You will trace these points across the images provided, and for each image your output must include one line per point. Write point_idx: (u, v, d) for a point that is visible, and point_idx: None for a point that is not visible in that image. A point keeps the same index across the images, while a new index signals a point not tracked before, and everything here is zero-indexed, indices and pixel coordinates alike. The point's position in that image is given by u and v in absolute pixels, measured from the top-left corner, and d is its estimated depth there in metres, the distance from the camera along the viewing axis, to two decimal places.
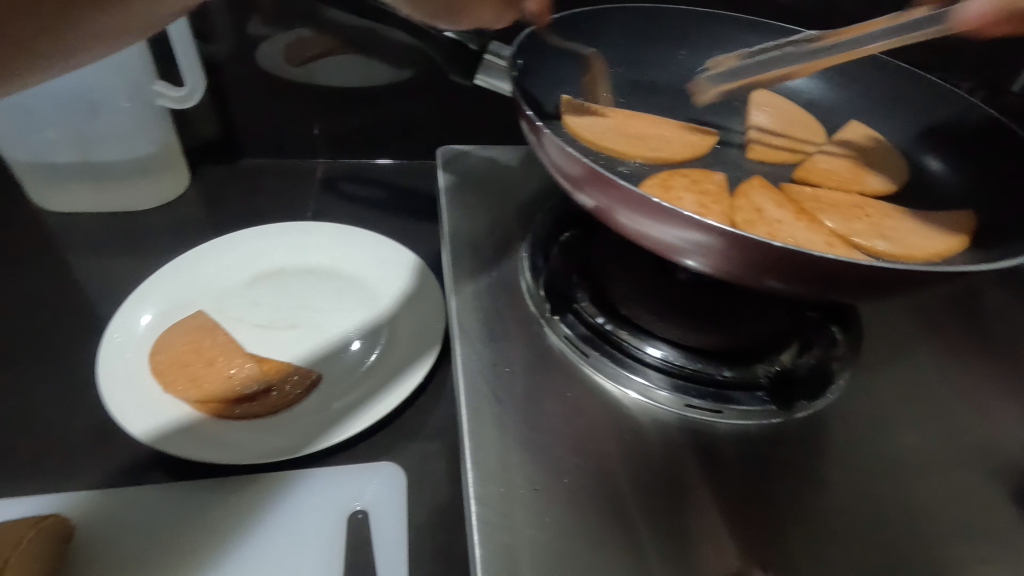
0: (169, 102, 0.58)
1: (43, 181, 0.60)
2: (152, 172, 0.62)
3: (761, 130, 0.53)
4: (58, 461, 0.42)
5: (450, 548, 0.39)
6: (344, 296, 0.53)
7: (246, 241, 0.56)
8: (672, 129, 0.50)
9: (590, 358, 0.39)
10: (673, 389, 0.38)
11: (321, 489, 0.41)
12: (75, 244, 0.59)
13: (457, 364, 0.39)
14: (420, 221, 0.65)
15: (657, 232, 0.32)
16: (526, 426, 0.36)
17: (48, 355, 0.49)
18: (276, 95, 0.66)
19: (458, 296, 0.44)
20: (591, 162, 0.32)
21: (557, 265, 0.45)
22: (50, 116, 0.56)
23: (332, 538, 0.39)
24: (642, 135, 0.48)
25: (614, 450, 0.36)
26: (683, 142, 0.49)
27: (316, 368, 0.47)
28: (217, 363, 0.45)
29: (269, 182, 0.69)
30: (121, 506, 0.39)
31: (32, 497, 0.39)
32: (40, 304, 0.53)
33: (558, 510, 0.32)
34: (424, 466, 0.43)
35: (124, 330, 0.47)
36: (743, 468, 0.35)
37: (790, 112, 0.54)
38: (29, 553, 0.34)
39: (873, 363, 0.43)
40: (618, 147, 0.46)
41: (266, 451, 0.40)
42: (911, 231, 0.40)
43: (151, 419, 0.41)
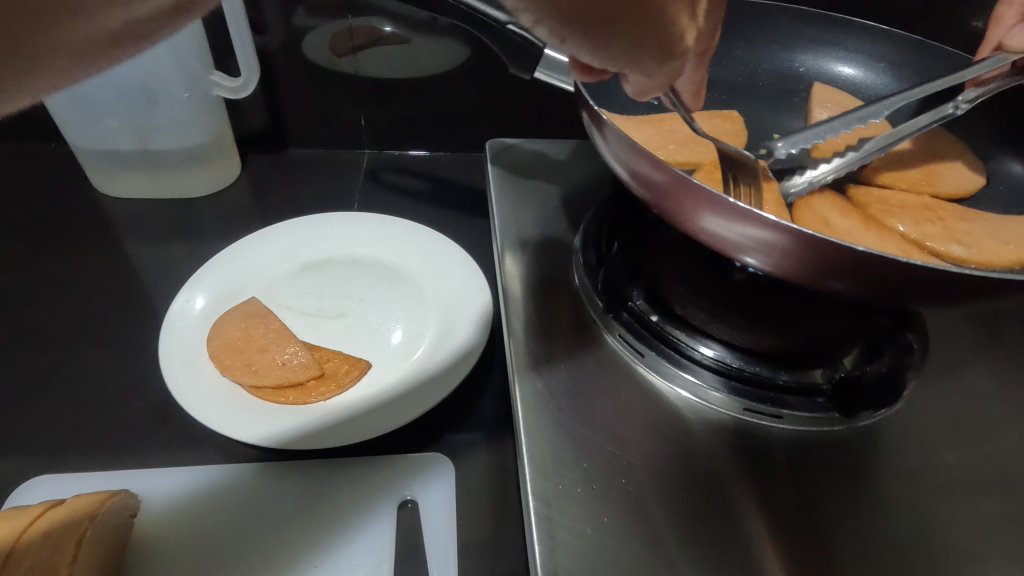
0: (225, 92, 0.60)
1: (105, 169, 0.62)
2: (206, 161, 0.63)
3: None
4: (123, 437, 0.43)
5: (498, 541, 0.39)
6: (391, 287, 0.53)
7: (296, 231, 0.57)
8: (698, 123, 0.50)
9: (645, 357, 0.39)
10: (728, 391, 0.37)
11: (371, 478, 0.42)
12: (134, 229, 0.61)
13: (511, 359, 0.39)
14: (464, 213, 0.65)
15: (723, 230, 0.31)
16: (580, 424, 0.36)
17: (109, 335, 0.50)
18: (326, 85, 0.66)
19: (509, 291, 0.44)
20: (659, 157, 0.31)
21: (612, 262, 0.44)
22: (113, 106, 0.57)
23: (382, 525, 0.40)
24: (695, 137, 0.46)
25: (668, 451, 0.35)
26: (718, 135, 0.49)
27: (365, 358, 0.47)
28: (270, 350, 0.46)
29: (316, 172, 0.70)
30: (183, 486, 0.41)
31: (101, 473, 0.41)
32: (102, 286, 0.55)
33: (612, 510, 0.32)
34: (471, 457, 0.43)
35: (182, 314, 0.48)
36: (800, 476, 0.35)
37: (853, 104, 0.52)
38: (101, 527, 0.36)
39: (936, 373, 0.42)
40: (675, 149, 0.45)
41: (318, 437, 0.40)
42: (987, 235, 0.38)
43: (209, 401, 0.42)
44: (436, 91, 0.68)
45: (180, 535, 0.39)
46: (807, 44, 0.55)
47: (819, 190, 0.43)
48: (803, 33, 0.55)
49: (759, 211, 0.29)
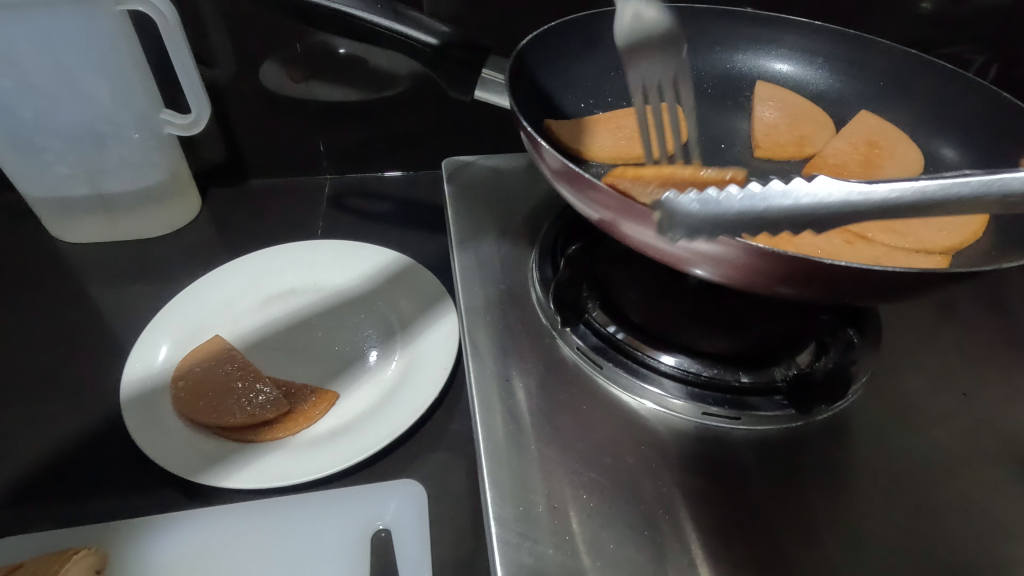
0: (176, 129, 0.58)
1: (57, 216, 0.61)
2: (162, 199, 0.62)
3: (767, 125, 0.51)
4: (86, 490, 0.42)
5: (473, 564, 0.38)
6: (355, 312, 0.53)
7: (258, 265, 0.57)
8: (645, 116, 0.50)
9: (604, 369, 0.39)
10: (689, 397, 0.37)
11: (342, 512, 0.41)
12: (93, 274, 0.60)
13: (473, 381, 0.39)
14: (428, 233, 0.65)
15: (663, 243, 0.32)
16: (543, 442, 0.36)
17: (71, 386, 0.49)
18: (281, 114, 0.66)
19: (469, 314, 0.44)
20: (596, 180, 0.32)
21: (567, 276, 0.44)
22: (60, 153, 0.56)
23: (356, 558, 0.40)
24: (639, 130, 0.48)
25: (633, 462, 0.35)
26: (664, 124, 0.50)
27: (332, 388, 0.47)
28: (237, 388, 0.46)
29: (277, 202, 0.70)
30: (146, 539, 0.40)
31: (62, 532, 0.40)
32: (61, 336, 0.54)
33: (578, 528, 0.32)
34: (444, 480, 0.43)
35: (145, 358, 0.48)
36: (763, 477, 0.35)
37: (794, 101, 0.52)
38: None
39: (893, 358, 0.42)
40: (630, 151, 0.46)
41: (287, 474, 0.40)
42: (922, 222, 0.39)
43: (177, 447, 0.41)
44: (391, 112, 0.68)
45: None
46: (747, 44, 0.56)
47: None
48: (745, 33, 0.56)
49: None
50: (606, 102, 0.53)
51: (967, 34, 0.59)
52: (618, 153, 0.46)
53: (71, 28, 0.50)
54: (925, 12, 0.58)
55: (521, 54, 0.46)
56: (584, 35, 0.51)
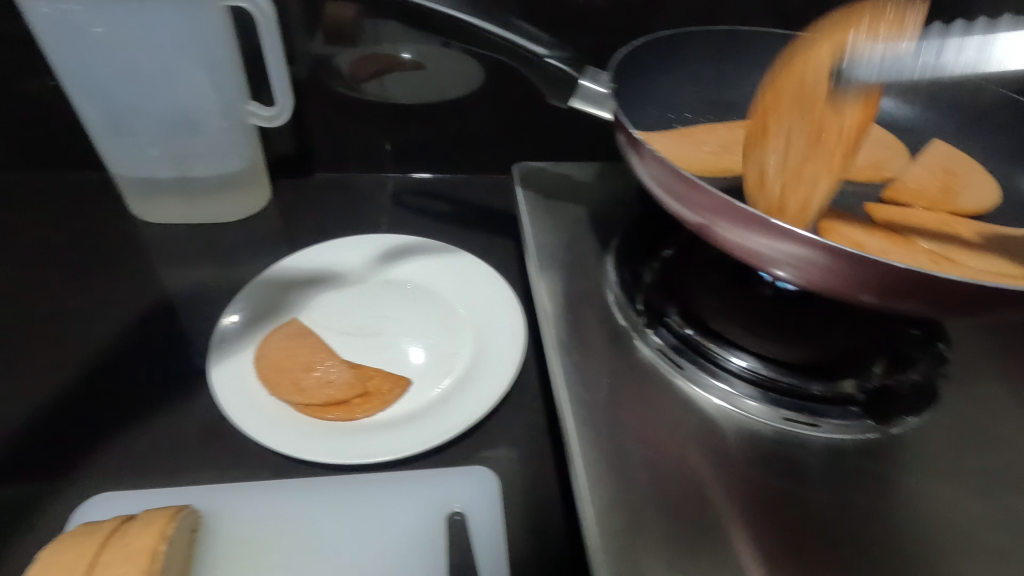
0: (260, 120, 0.61)
1: (142, 197, 0.64)
2: (240, 186, 0.65)
3: None
4: (170, 454, 0.44)
5: (544, 549, 0.40)
6: (423, 304, 0.54)
7: (330, 253, 0.59)
8: (726, 134, 0.51)
9: (683, 369, 0.41)
10: (767, 401, 0.39)
11: (418, 493, 0.43)
12: (170, 253, 0.63)
13: (557, 372, 0.41)
14: (487, 234, 0.68)
15: (754, 244, 0.34)
16: (627, 434, 0.38)
17: (151, 358, 0.51)
18: (354, 112, 0.69)
19: (548, 307, 0.46)
20: (694, 177, 0.34)
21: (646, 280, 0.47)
22: (152, 136, 0.59)
23: (433, 540, 0.41)
24: (721, 146, 0.50)
25: (713, 461, 0.37)
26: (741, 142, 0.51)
27: (404, 373, 0.49)
28: (316, 367, 0.48)
29: (342, 197, 0.72)
30: (232, 506, 0.41)
31: (151, 491, 0.42)
32: (141, 309, 0.56)
33: (663, 518, 0.34)
34: (513, 467, 0.44)
35: (227, 334, 0.49)
36: (842, 482, 0.36)
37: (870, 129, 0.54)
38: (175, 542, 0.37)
39: (959, 380, 0.43)
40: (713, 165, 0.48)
41: (369, 452, 0.42)
42: (1002, 248, 0.40)
43: (262, 419, 0.43)
44: (458, 116, 0.70)
45: (236, 554, 0.40)
46: None
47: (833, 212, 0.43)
48: None
49: (792, 228, 0.31)
50: (683, 118, 0.56)
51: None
52: (705, 165, 0.47)
53: (177, 19, 0.53)
54: None
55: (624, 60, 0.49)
56: (664, 53, 0.53)
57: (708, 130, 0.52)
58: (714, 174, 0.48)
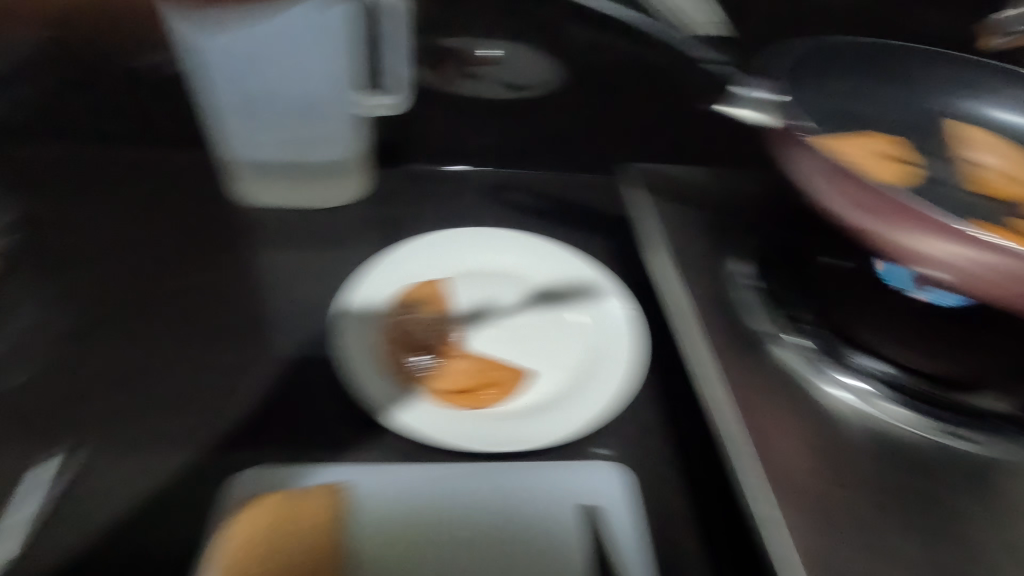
0: (365, 109, 0.60)
1: (249, 180, 0.64)
2: (343, 175, 0.66)
3: (979, 164, 0.54)
4: (308, 442, 0.46)
5: (677, 551, 0.41)
6: (531, 299, 0.55)
7: (452, 239, 0.60)
8: (882, 148, 0.50)
9: (824, 373, 0.44)
10: (906, 405, 0.42)
11: (553, 485, 0.43)
12: (276, 239, 0.64)
13: (701, 375, 0.43)
14: (584, 232, 0.68)
15: (923, 247, 0.36)
16: (782, 441, 0.40)
17: (278, 338, 0.53)
18: (455, 105, 0.69)
19: (677, 296, 0.49)
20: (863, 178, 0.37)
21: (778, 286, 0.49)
22: (270, 121, 0.59)
23: (571, 532, 0.41)
24: (881, 154, 0.49)
25: (861, 459, 0.40)
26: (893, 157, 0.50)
27: (521, 366, 0.50)
28: (437, 354, 0.49)
29: (437, 188, 0.73)
30: (375, 488, 0.43)
31: (297, 470, 0.44)
32: (256, 292, 0.57)
33: (819, 505, 0.38)
34: (640, 473, 0.45)
35: (348, 316, 0.50)
36: (994, 492, 0.39)
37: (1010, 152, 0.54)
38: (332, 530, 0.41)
39: None
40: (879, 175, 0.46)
41: (503, 442, 0.44)
42: None
43: (392, 405, 0.45)
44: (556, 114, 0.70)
45: (381, 532, 0.41)
46: (942, 84, 0.57)
47: None
48: (943, 74, 0.56)
49: (982, 235, 0.34)
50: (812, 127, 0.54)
51: None
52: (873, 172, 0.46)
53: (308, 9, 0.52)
54: None
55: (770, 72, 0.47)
56: (795, 56, 0.52)
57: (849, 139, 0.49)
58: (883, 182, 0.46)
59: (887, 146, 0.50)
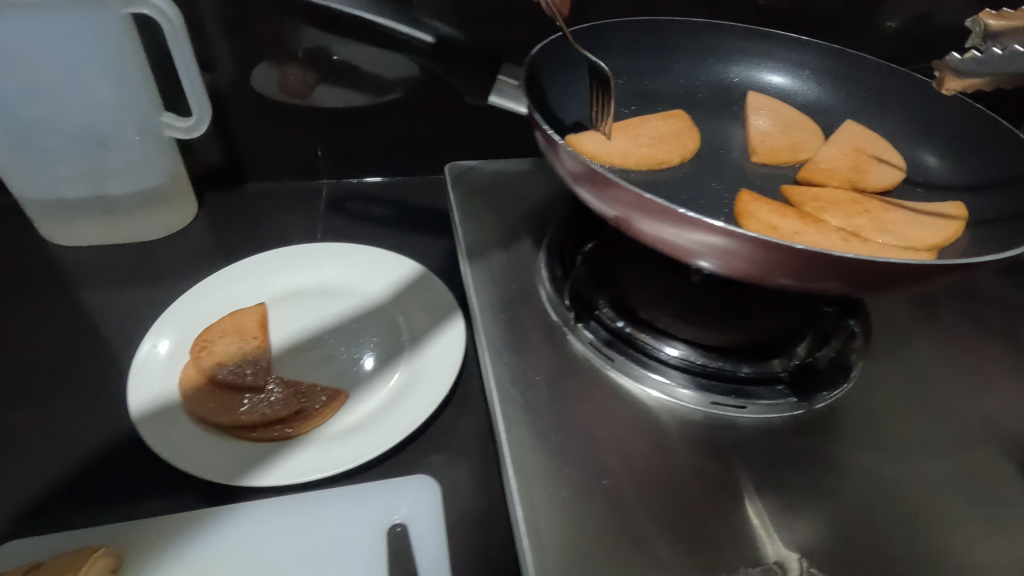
0: (178, 132, 0.58)
1: (55, 219, 0.60)
2: (161, 202, 0.62)
3: (761, 131, 0.53)
4: (96, 496, 0.42)
5: (490, 553, 0.40)
6: (359, 313, 0.54)
7: (277, 263, 0.58)
8: (661, 127, 0.52)
9: (615, 362, 0.41)
10: (696, 387, 0.40)
11: (359, 507, 0.42)
12: (89, 278, 0.59)
13: (488, 377, 0.40)
14: (428, 235, 0.67)
15: (665, 233, 0.35)
16: (567, 435, 0.37)
17: (73, 388, 0.49)
18: (279, 117, 0.66)
19: (478, 292, 0.47)
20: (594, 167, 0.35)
21: (576, 274, 0.46)
22: (60, 153, 0.55)
23: (375, 553, 0.40)
24: (660, 136, 0.51)
25: (646, 450, 0.37)
26: (676, 134, 0.52)
27: (340, 386, 0.47)
28: (245, 387, 0.46)
29: (276, 205, 0.70)
30: (162, 538, 0.39)
31: (75, 532, 0.40)
32: (60, 340, 0.53)
33: (597, 512, 0.34)
34: (457, 478, 0.43)
35: (149, 358, 0.47)
36: (786, 453, 0.38)
37: (791, 115, 0.54)
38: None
39: (882, 351, 0.45)
40: (646, 161, 0.48)
41: (305, 470, 0.40)
42: (907, 223, 0.41)
43: (181, 448, 0.41)
44: (388, 117, 0.69)
45: None
46: (736, 56, 0.59)
47: (753, 197, 0.44)
48: (735, 46, 0.58)
49: (708, 220, 0.33)
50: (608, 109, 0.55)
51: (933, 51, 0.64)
52: (643, 159, 0.48)
53: (73, 28, 0.50)
54: (908, 29, 0.62)
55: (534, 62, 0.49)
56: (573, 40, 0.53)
57: (640, 123, 0.52)
58: (654, 166, 0.49)
59: (667, 125, 0.53)
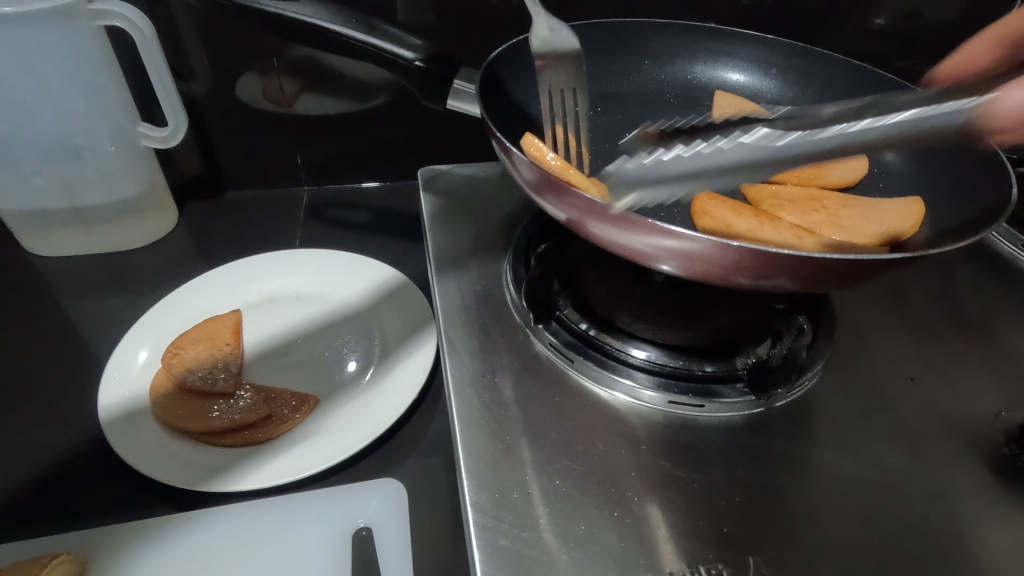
0: (154, 142, 0.59)
1: (33, 229, 0.61)
2: (139, 212, 0.63)
3: None
4: (65, 504, 0.42)
5: (455, 556, 0.40)
6: (332, 319, 0.54)
7: (253, 270, 0.58)
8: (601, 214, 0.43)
9: (576, 363, 0.41)
10: (658, 387, 0.40)
11: (326, 511, 0.42)
12: (67, 287, 0.60)
13: (448, 378, 0.40)
14: (405, 240, 0.67)
15: (621, 238, 0.35)
16: (524, 434, 0.37)
17: (46, 396, 0.49)
18: (257, 126, 0.67)
19: (444, 295, 0.47)
20: (546, 171, 0.35)
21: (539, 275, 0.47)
22: (36, 165, 0.56)
23: (339, 555, 0.40)
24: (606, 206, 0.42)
25: (606, 450, 0.37)
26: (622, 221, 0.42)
27: (312, 392, 0.48)
28: (217, 394, 0.46)
29: (256, 213, 0.70)
30: (126, 546, 0.40)
31: (43, 540, 0.40)
32: (37, 348, 0.54)
33: (553, 513, 0.34)
34: (424, 481, 0.44)
35: (122, 366, 0.48)
36: (747, 450, 0.38)
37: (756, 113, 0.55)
38: None
39: (847, 347, 0.45)
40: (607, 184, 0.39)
41: (270, 475, 0.41)
42: (863, 218, 0.42)
43: (148, 454, 0.41)
44: (365, 123, 0.69)
45: None
46: (704, 56, 0.59)
47: (710, 195, 0.44)
48: (703, 46, 0.59)
49: (660, 223, 0.33)
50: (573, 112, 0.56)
51: (905, 46, 0.64)
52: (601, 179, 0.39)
53: (45, 42, 0.51)
54: (875, 27, 0.63)
55: (492, 66, 0.49)
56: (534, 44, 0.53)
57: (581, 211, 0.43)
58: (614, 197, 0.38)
59: None
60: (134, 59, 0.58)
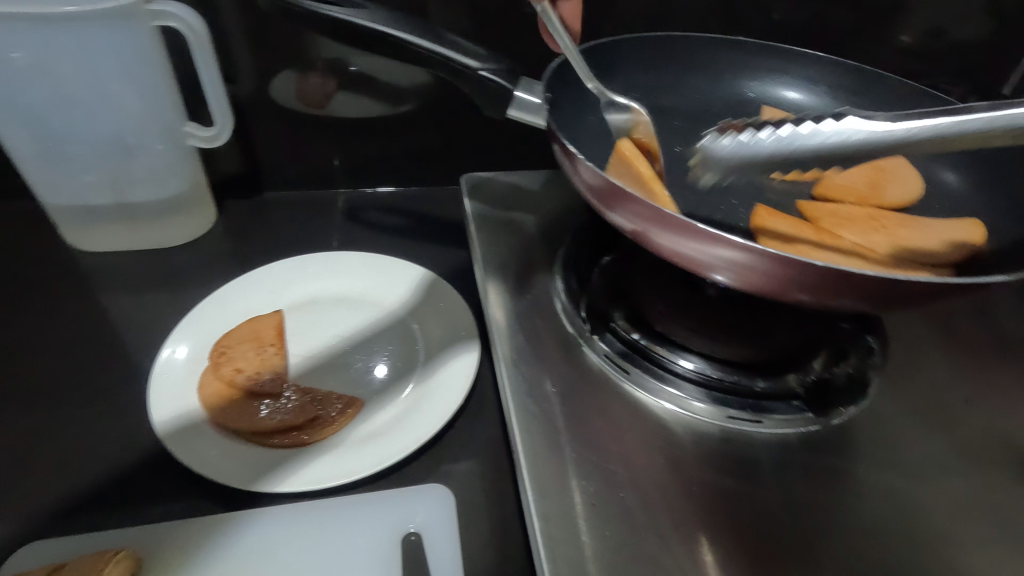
0: (199, 142, 0.60)
1: (78, 224, 0.61)
2: (182, 210, 0.63)
3: None
4: (115, 500, 0.42)
5: (505, 565, 0.40)
6: (374, 322, 0.54)
7: (295, 272, 0.59)
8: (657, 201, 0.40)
9: (631, 374, 0.41)
10: (711, 401, 0.40)
11: (375, 516, 0.42)
12: (110, 283, 0.60)
13: (505, 385, 0.41)
14: (441, 245, 0.67)
15: (682, 247, 0.35)
16: (581, 446, 0.37)
17: (92, 391, 0.49)
18: (299, 129, 0.68)
19: (494, 303, 0.47)
20: (610, 177, 0.36)
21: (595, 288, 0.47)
22: (86, 161, 0.57)
23: (390, 559, 0.41)
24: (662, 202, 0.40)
25: (663, 464, 0.37)
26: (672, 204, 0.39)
27: (357, 395, 0.48)
28: (264, 393, 0.47)
29: (293, 214, 0.71)
30: (180, 544, 0.40)
31: (95, 536, 0.40)
32: (82, 344, 0.54)
33: (616, 526, 0.34)
34: (472, 488, 0.44)
35: (169, 364, 0.48)
36: (804, 468, 0.38)
37: None
38: None
39: (898, 367, 0.45)
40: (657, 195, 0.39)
41: (321, 478, 0.41)
42: (924, 239, 0.42)
43: (201, 453, 0.42)
44: (404, 129, 0.70)
45: None
46: (747, 72, 0.60)
47: (769, 211, 0.44)
48: (746, 62, 0.59)
49: (728, 236, 0.33)
50: None
51: (944, 65, 0.65)
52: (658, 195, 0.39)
53: (103, 41, 0.51)
54: (915, 45, 0.63)
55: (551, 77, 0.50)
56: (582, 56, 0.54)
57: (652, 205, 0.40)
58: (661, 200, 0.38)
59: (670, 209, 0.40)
60: (184, 60, 0.59)
